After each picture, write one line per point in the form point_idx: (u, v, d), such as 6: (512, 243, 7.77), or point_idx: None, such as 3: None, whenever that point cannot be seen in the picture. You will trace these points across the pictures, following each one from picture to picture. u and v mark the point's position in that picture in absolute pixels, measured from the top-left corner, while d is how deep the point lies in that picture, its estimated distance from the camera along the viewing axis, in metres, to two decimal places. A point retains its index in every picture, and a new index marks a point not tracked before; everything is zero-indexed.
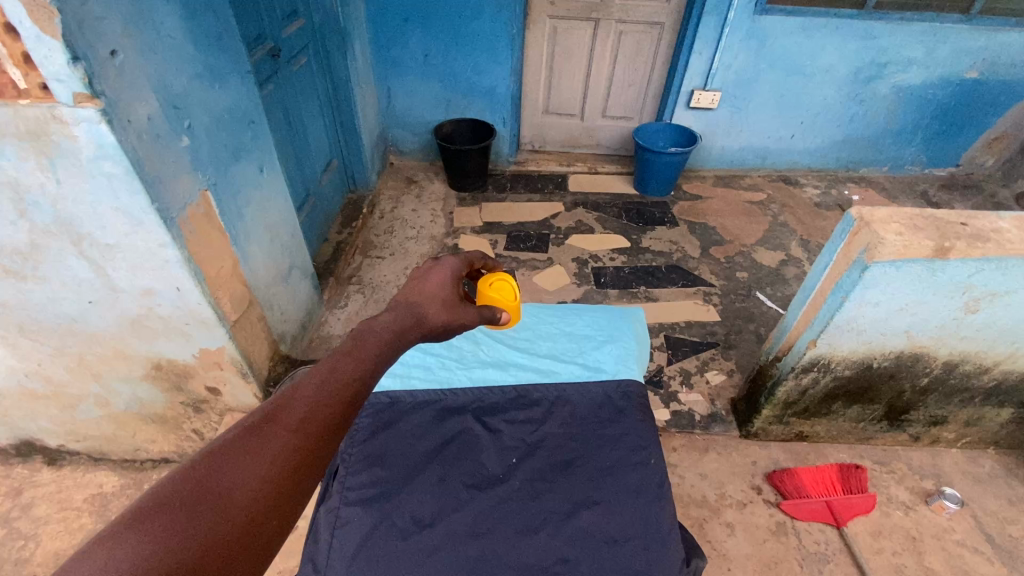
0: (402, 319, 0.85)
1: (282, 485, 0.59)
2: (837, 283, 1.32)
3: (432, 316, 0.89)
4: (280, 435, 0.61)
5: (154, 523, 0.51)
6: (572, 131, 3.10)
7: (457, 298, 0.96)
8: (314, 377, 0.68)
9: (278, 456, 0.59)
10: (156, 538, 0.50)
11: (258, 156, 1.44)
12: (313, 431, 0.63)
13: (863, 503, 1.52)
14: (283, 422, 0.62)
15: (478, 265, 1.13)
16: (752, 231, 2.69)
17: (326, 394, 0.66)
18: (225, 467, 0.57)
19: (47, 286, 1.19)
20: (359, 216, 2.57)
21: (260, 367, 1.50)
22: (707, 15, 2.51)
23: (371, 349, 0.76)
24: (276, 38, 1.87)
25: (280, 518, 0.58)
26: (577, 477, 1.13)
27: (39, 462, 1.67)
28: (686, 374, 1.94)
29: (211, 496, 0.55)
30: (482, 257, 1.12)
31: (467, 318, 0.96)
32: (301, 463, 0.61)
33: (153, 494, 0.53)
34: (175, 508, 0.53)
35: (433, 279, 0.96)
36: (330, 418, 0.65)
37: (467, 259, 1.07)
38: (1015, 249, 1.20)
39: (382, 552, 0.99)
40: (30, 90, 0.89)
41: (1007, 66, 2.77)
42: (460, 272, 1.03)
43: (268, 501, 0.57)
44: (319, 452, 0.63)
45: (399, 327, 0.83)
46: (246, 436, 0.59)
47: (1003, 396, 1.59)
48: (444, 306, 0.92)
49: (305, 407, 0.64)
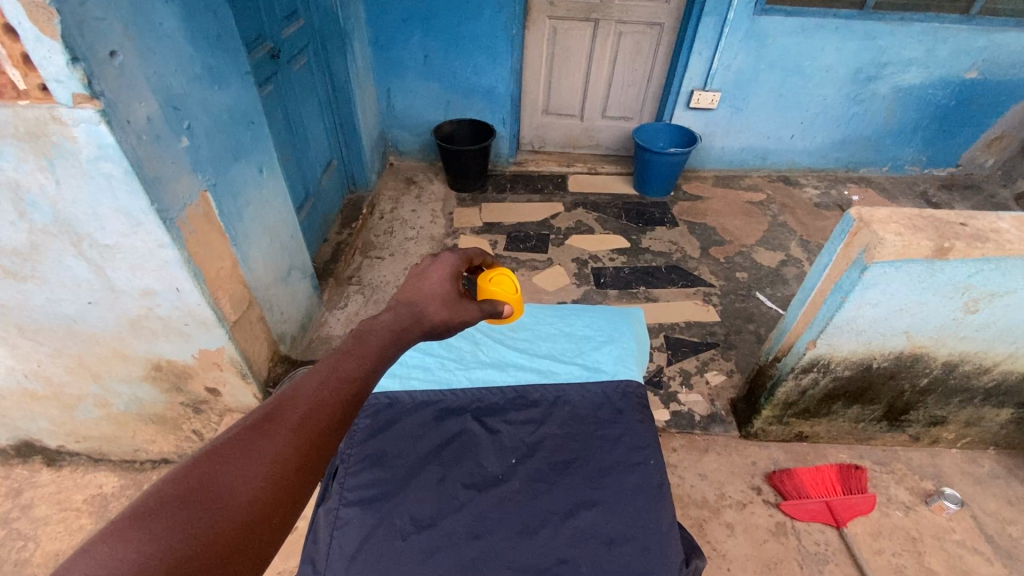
0: (402, 318, 0.86)
1: (283, 483, 0.59)
2: (837, 283, 1.32)
3: (432, 313, 0.90)
4: (281, 434, 0.61)
5: (155, 521, 0.51)
6: (572, 132, 3.10)
7: (457, 295, 0.96)
8: (314, 377, 0.69)
9: (278, 456, 0.59)
10: (158, 536, 0.50)
11: (257, 156, 1.45)
12: (314, 430, 0.64)
13: (863, 503, 1.52)
14: (284, 421, 0.62)
15: (477, 261, 1.12)
16: (752, 231, 2.69)
17: (327, 393, 0.67)
18: (226, 465, 0.57)
19: (47, 287, 1.19)
20: (359, 216, 2.58)
21: (260, 367, 1.50)
22: (707, 16, 2.51)
23: (371, 348, 0.77)
24: (276, 38, 1.87)
25: (282, 516, 0.58)
26: (577, 477, 1.13)
27: (39, 462, 1.67)
28: (686, 374, 1.94)
29: (212, 494, 0.55)
30: (482, 253, 1.12)
31: (469, 315, 0.96)
32: (302, 462, 0.61)
33: (153, 493, 0.53)
34: (176, 506, 0.53)
35: (432, 277, 0.96)
36: (330, 417, 0.65)
37: (467, 254, 1.06)
38: (1014, 249, 1.20)
39: (382, 553, 0.99)
40: (29, 91, 0.89)
41: (1006, 66, 2.77)
42: (460, 267, 1.02)
43: (268, 501, 0.57)
44: (320, 450, 0.63)
45: (398, 326, 0.84)
46: (247, 435, 0.60)
47: (1003, 396, 1.59)
48: (443, 304, 0.92)
49: (306, 406, 0.65)
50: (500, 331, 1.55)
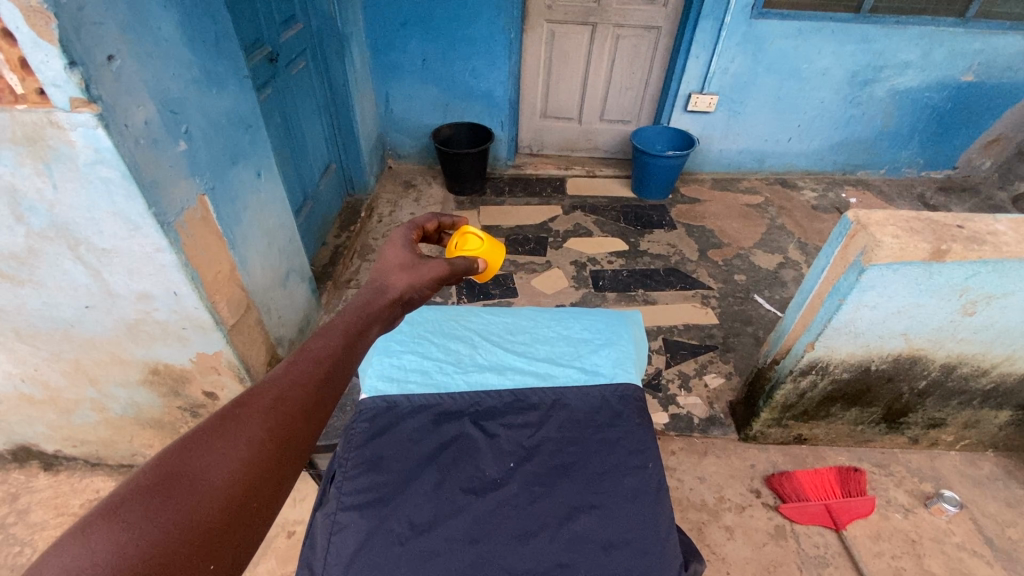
0: (364, 294, 0.89)
1: (263, 466, 0.59)
2: (834, 286, 1.33)
3: (394, 281, 0.93)
4: (254, 417, 0.62)
5: (130, 511, 0.50)
6: (571, 135, 3.11)
7: (416, 258, 0.99)
8: (284, 364, 0.70)
9: (254, 437, 0.60)
10: (134, 526, 0.49)
11: (255, 160, 1.45)
12: (289, 410, 0.64)
13: (862, 507, 1.51)
14: (256, 405, 0.63)
15: (432, 227, 1.16)
16: (751, 234, 2.70)
17: (300, 375, 0.68)
18: (200, 453, 0.57)
19: (43, 291, 1.18)
20: (357, 220, 2.58)
21: (258, 371, 1.50)
22: (704, 20, 2.52)
23: (339, 329, 0.78)
24: (275, 42, 1.88)
25: (264, 499, 0.58)
26: (576, 481, 1.12)
27: (36, 467, 1.67)
28: (684, 377, 1.93)
29: (188, 481, 0.54)
30: (433, 219, 1.15)
31: (433, 272, 0.98)
32: (279, 443, 0.62)
33: (125, 485, 0.52)
34: (150, 495, 0.52)
35: (387, 250, 1.00)
36: (304, 396, 0.67)
37: (415, 223, 1.10)
38: (1011, 252, 1.20)
39: (378, 557, 0.98)
40: (26, 95, 0.89)
41: (1001, 69, 2.79)
42: (411, 235, 1.06)
43: (247, 481, 0.57)
44: (296, 431, 0.64)
45: (364, 301, 0.87)
46: (219, 422, 0.60)
47: (1002, 397, 1.59)
48: (403, 270, 0.95)
49: (276, 390, 0.65)
50: (499, 335, 1.54)
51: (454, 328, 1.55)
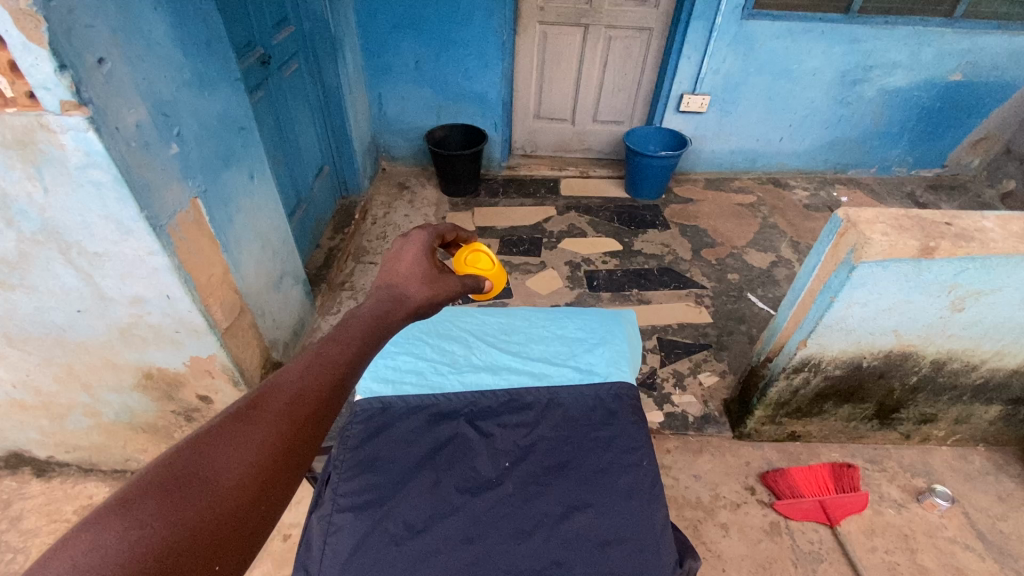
0: (383, 304, 0.88)
1: (273, 468, 0.59)
2: (826, 283, 1.34)
3: (413, 293, 0.92)
4: (266, 419, 0.62)
5: (143, 506, 0.50)
6: (564, 136, 3.12)
7: (434, 270, 0.99)
8: (298, 366, 0.70)
9: (265, 440, 0.60)
10: (143, 523, 0.49)
11: (247, 163, 1.45)
12: (300, 415, 0.64)
13: (854, 502, 1.53)
14: (269, 408, 0.63)
15: (449, 236, 1.14)
16: (743, 233, 2.72)
17: (312, 379, 0.68)
18: (211, 453, 0.57)
19: (35, 295, 1.17)
20: (351, 222, 2.58)
21: (252, 374, 1.49)
22: (696, 21, 2.54)
23: (355, 335, 0.78)
24: (266, 44, 1.87)
25: (271, 503, 0.58)
26: (571, 479, 1.13)
27: (28, 474, 1.65)
28: (679, 376, 1.94)
29: (198, 482, 0.54)
30: (453, 229, 1.14)
31: (450, 288, 0.99)
32: (289, 446, 0.61)
33: (138, 482, 0.52)
34: (161, 493, 0.52)
35: (405, 258, 0.99)
36: (315, 402, 0.66)
37: (436, 230, 1.08)
38: (997, 248, 1.22)
39: (374, 559, 0.98)
40: (16, 99, 0.88)
41: (989, 68, 2.82)
42: (432, 243, 1.05)
43: (256, 483, 0.57)
44: (305, 438, 0.64)
45: (381, 312, 0.87)
46: (232, 423, 0.60)
47: (992, 393, 1.61)
48: (423, 282, 0.95)
49: (290, 393, 0.66)
50: (494, 335, 1.55)
51: (449, 327, 1.56)
